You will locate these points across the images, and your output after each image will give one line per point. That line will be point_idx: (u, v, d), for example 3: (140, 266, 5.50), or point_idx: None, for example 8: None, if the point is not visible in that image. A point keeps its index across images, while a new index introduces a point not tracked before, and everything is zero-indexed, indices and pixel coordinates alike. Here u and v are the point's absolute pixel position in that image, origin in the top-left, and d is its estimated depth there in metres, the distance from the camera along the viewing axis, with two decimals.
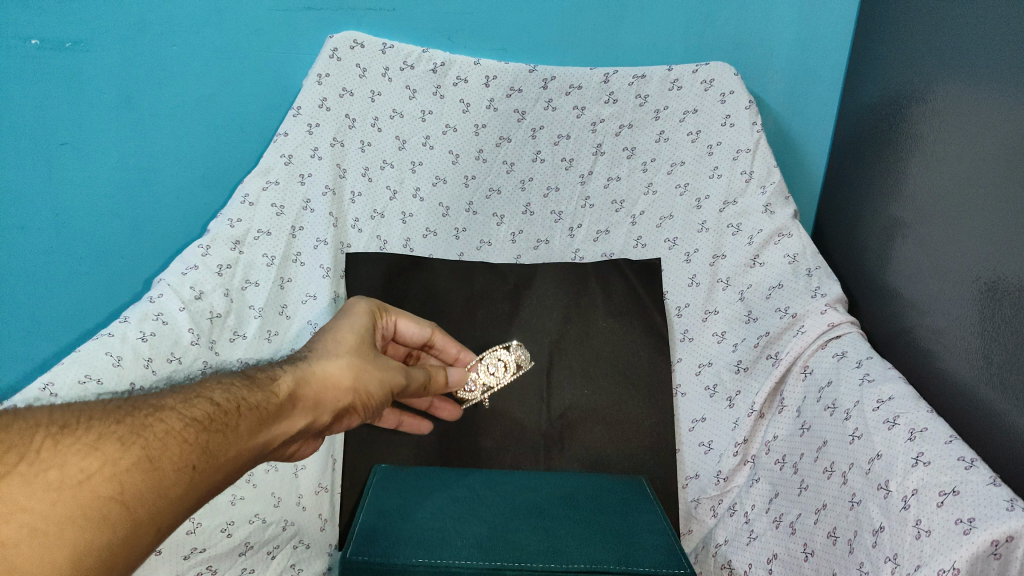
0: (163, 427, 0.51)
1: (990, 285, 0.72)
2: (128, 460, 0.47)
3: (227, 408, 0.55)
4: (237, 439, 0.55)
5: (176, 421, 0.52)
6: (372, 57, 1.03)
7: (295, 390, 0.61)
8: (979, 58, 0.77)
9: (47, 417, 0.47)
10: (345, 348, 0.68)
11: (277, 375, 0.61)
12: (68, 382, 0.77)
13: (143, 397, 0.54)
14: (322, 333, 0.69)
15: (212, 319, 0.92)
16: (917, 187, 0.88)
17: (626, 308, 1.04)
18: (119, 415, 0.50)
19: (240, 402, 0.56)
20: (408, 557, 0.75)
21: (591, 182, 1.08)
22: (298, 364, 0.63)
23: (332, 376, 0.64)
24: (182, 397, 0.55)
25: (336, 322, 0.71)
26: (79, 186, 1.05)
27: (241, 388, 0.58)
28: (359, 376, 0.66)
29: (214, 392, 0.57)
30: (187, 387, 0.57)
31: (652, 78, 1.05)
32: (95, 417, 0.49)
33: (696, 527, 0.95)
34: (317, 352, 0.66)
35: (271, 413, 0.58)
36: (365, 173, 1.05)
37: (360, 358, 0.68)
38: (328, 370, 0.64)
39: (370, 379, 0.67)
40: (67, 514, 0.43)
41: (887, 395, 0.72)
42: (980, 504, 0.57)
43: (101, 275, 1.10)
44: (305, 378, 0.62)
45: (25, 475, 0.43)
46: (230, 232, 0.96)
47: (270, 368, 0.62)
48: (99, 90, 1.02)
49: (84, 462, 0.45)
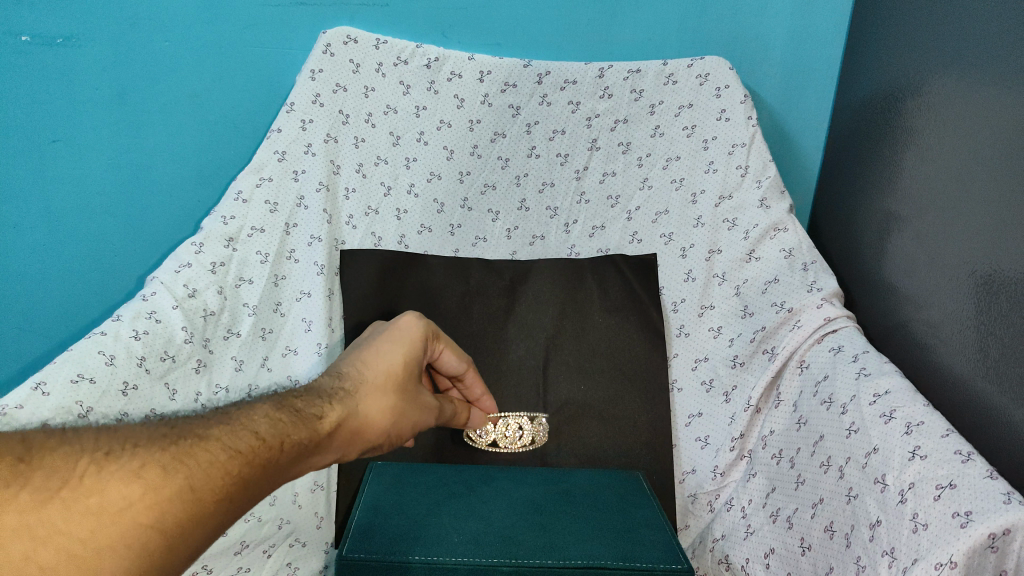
0: (208, 458, 0.49)
1: (985, 278, 0.72)
2: (169, 490, 0.46)
3: (272, 443, 0.53)
4: (274, 473, 0.54)
5: (221, 452, 0.50)
6: (365, 52, 1.03)
7: (339, 429, 0.59)
8: (973, 52, 0.77)
9: (93, 441, 0.47)
10: (393, 389, 0.64)
11: (324, 409, 0.59)
12: (59, 382, 0.74)
13: (188, 423, 0.52)
14: (372, 363, 0.65)
15: (206, 317, 0.90)
16: (911, 181, 0.88)
17: (621, 304, 1.03)
18: (165, 441, 0.49)
19: (284, 437, 0.54)
20: (405, 554, 0.74)
21: (587, 178, 1.07)
22: (343, 398, 0.61)
23: (371, 416, 0.62)
24: (228, 426, 0.53)
25: (387, 354, 0.67)
26: (71, 185, 1.04)
27: (288, 420, 0.56)
28: (399, 416, 0.64)
29: (259, 423, 0.54)
30: (233, 412, 0.55)
31: (647, 73, 1.04)
32: (142, 443, 0.48)
33: (693, 522, 0.95)
34: (365, 386, 0.63)
35: (310, 450, 0.56)
36: (359, 170, 1.04)
37: (405, 401, 0.65)
38: (369, 410, 0.62)
39: (405, 422, 0.65)
40: (107, 541, 0.42)
41: (883, 389, 0.72)
42: (976, 497, 0.57)
43: (95, 273, 1.08)
44: (348, 416, 0.60)
45: (67, 500, 0.42)
46: (223, 229, 0.94)
47: (316, 399, 0.59)
48: (90, 87, 1.01)
49: (127, 490, 0.44)
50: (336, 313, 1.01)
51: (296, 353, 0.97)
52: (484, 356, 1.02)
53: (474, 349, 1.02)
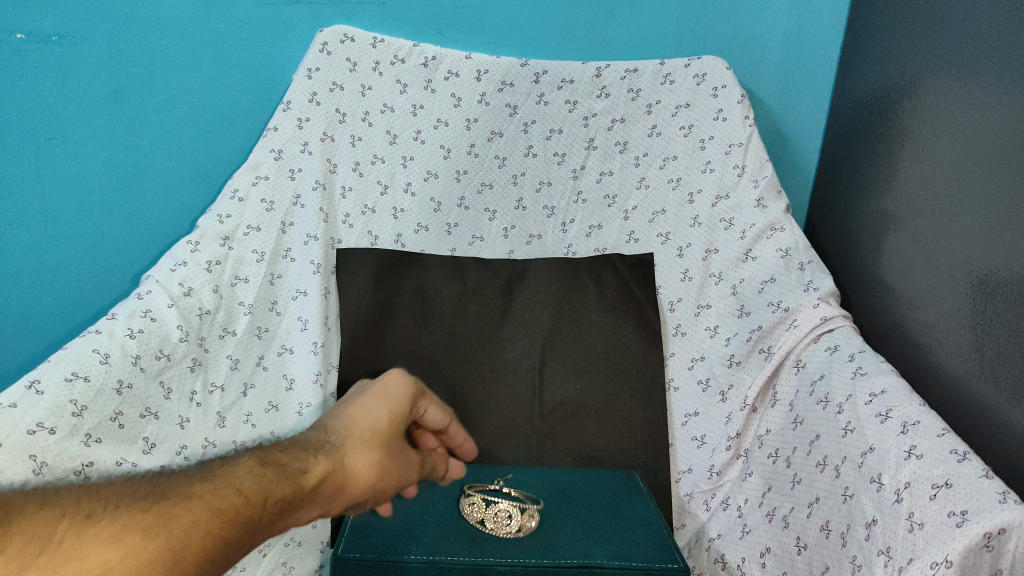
0: (190, 518, 0.50)
1: (982, 278, 0.72)
2: (151, 552, 0.47)
3: (255, 499, 0.53)
4: (259, 529, 0.53)
5: (203, 510, 0.51)
6: (362, 51, 1.02)
7: (325, 483, 0.58)
8: (970, 53, 0.77)
9: (75, 505, 0.48)
10: (380, 443, 0.62)
11: (309, 465, 0.58)
12: (53, 380, 0.73)
13: (173, 481, 0.53)
14: (358, 418, 0.64)
15: (201, 316, 0.88)
16: (908, 181, 0.88)
17: (618, 303, 1.04)
18: (148, 501, 0.50)
19: (268, 494, 0.54)
20: (400, 553, 0.74)
21: (584, 177, 1.07)
22: (328, 454, 0.60)
23: (356, 473, 0.60)
24: (211, 483, 0.53)
25: (373, 409, 0.65)
26: (67, 183, 1.03)
27: (272, 476, 0.56)
28: (387, 472, 0.62)
29: (243, 479, 0.55)
30: (218, 468, 0.55)
31: (644, 72, 1.04)
32: (124, 504, 0.49)
33: (689, 522, 0.95)
34: (351, 439, 0.61)
35: (295, 506, 0.55)
36: (355, 168, 1.03)
37: (392, 456, 0.63)
38: (353, 468, 0.60)
39: (391, 477, 0.63)
40: None
41: (879, 388, 0.72)
42: (972, 497, 0.57)
43: (91, 271, 1.08)
44: (333, 474, 0.58)
45: (45, 567, 0.43)
46: (219, 228, 0.94)
47: (302, 454, 0.59)
48: (85, 85, 1.00)
49: (108, 553, 0.45)
50: (332, 311, 1.00)
51: (292, 352, 0.97)
52: (481, 356, 1.03)
53: (470, 348, 1.03)
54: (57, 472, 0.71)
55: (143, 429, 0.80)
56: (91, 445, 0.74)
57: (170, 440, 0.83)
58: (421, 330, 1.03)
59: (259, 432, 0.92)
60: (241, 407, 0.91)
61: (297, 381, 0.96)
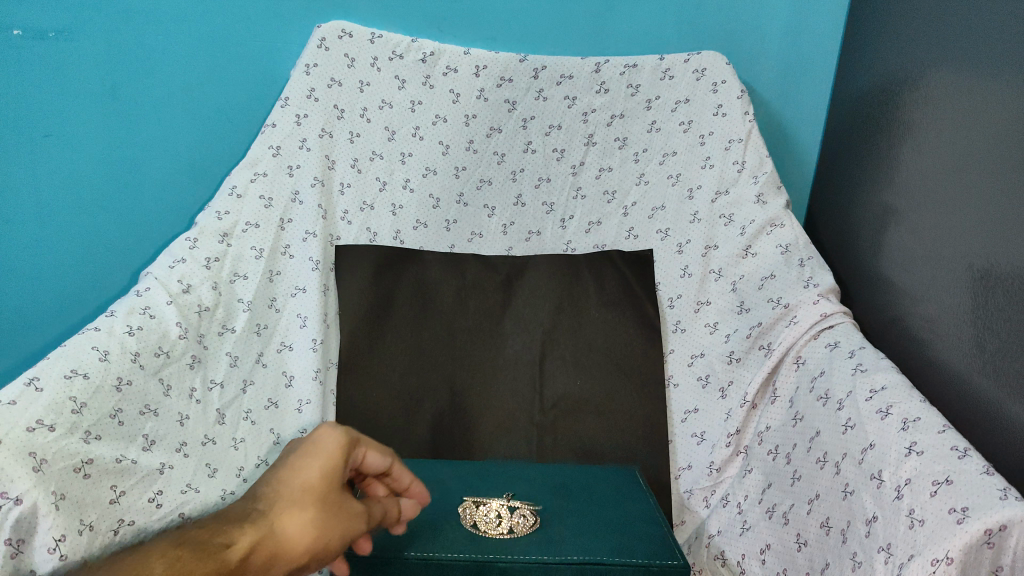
0: None
1: (984, 273, 0.72)
2: None
3: None
4: None
5: None
6: (360, 47, 1.02)
7: (255, 555, 0.48)
8: (971, 47, 0.77)
9: None
10: (317, 501, 0.52)
11: (233, 538, 0.48)
12: (53, 377, 0.71)
13: None
14: (290, 475, 0.54)
15: (200, 313, 0.88)
16: (909, 176, 0.88)
17: (618, 300, 1.04)
18: None
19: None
20: (401, 550, 0.74)
21: (583, 173, 1.07)
22: (256, 523, 0.50)
23: (293, 538, 0.50)
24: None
25: (305, 464, 0.54)
26: (64, 179, 1.02)
27: (187, 559, 0.46)
28: (330, 533, 0.52)
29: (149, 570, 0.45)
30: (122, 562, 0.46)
31: (643, 68, 1.04)
32: None
33: (689, 519, 0.94)
34: (282, 501, 0.52)
35: None
36: (354, 165, 1.03)
37: (334, 515, 0.53)
38: (287, 533, 0.50)
39: (339, 536, 0.53)
40: None
41: (879, 384, 0.72)
42: (972, 493, 0.57)
43: (89, 268, 1.07)
44: (262, 543, 0.49)
45: None
46: (217, 225, 0.94)
47: (224, 529, 0.49)
48: (83, 81, 1.00)
49: None
50: (331, 308, 1.00)
51: (291, 349, 0.96)
52: (481, 352, 1.03)
53: (470, 344, 1.03)
54: (57, 468, 0.67)
55: (143, 426, 0.78)
56: (91, 441, 0.72)
57: (170, 437, 0.81)
58: (420, 327, 1.03)
59: (259, 429, 0.91)
60: (241, 404, 0.90)
61: (297, 378, 0.96)
